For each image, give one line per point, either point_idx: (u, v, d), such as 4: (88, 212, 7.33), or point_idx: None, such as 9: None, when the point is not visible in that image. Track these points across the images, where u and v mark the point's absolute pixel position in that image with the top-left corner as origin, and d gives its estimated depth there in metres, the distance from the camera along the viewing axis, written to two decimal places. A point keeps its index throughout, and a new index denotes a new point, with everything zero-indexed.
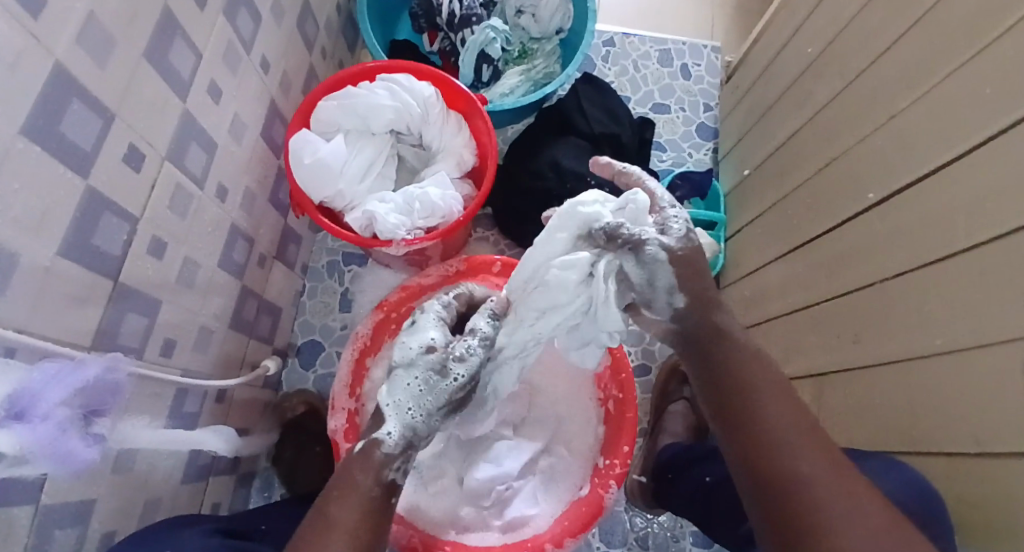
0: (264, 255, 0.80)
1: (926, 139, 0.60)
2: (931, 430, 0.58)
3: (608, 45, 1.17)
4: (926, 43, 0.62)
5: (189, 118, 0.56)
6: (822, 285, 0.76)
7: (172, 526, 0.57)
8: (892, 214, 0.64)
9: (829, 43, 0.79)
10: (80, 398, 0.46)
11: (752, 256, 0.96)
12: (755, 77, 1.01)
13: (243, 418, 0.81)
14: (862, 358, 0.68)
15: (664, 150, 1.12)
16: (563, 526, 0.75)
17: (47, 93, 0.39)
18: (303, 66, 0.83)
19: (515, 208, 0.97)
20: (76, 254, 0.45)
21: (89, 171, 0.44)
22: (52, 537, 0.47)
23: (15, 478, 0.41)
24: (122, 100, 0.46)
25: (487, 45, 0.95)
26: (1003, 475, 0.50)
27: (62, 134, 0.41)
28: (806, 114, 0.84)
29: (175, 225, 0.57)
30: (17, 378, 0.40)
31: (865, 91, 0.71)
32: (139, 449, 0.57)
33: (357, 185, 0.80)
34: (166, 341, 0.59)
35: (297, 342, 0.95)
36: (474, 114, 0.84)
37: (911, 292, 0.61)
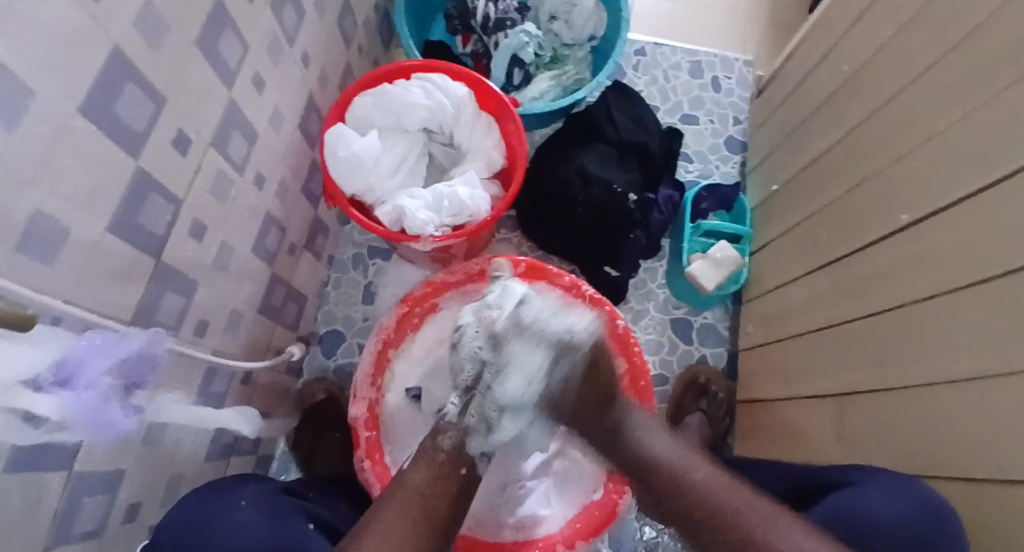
0: (294, 245, 0.82)
1: (959, 161, 0.60)
2: (955, 453, 0.58)
3: (640, 54, 1.17)
4: (967, 65, 0.61)
5: (233, 107, 0.58)
6: (846, 303, 0.76)
7: (242, 479, 0.62)
8: (922, 237, 0.64)
9: (865, 62, 0.79)
10: (121, 370, 0.47)
11: (775, 272, 0.96)
12: (789, 92, 1.01)
13: (265, 402, 0.83)
14: (884, 379, 0.68)
15: (691, 161, 1.13)
16: (577, 528, 0.77)
17: (104, 74, 0.40)
18: (341, 63, 0.85)
19: (541, 211, 0.98)
20: (122, 231, 0.46)
21: (139, 152, 0.46)
22: (82, 504, 0.49)
23: (55, 442, 0.43)
24: (172, 85, 0.48)
25: (520, 49, 0.97)
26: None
27: (116, 115, 0.43)
28: (838, 132, 0.83)
29: (214, 209, 0.59)
30: (63, 346, 0.42)
31: (901, 113, 0.70)
32: (168, 425, 0.59)
33: (388, 180, 0.82)
34: (199, 321, 0.61)
35: (320, 331, 0.97)
36: (505, 116, 0.85)
37: (938, 315, 0.61)
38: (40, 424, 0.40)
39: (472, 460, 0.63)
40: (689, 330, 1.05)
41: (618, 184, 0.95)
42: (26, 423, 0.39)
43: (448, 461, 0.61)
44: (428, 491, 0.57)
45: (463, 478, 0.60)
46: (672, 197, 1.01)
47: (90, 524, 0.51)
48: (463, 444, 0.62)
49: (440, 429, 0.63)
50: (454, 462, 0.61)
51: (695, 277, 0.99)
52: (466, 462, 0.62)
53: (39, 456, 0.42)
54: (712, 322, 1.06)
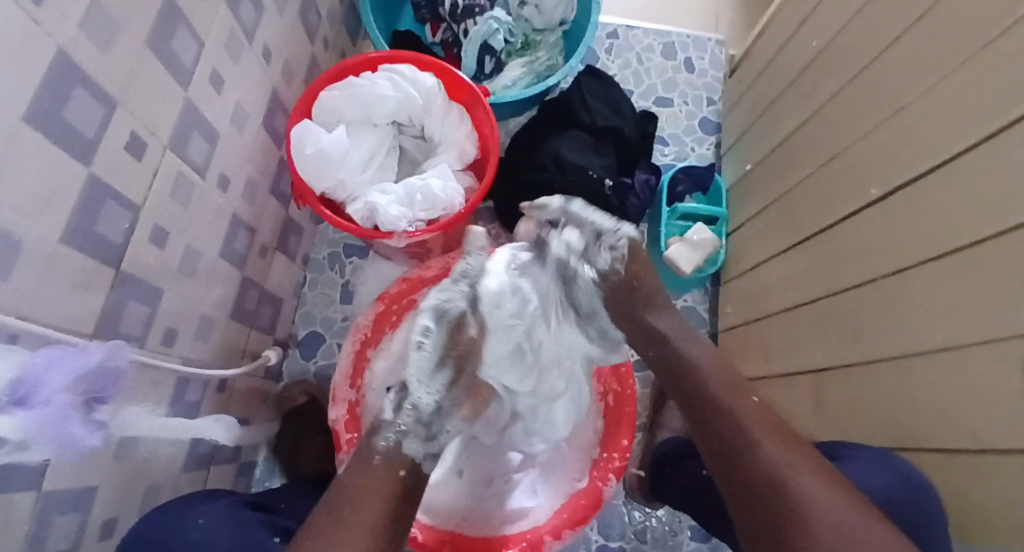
0: (266, 246, 0.81)
1: (928, 133, 0.60)
2: (929, 423, 0.58)
3: (611, 37, 1.16)
4: (933, 34, 0.61)
5: (192, 107, 0.56)
6: (823, 279, 0.76)
7: (205, 496, 0.61)
8: (894, 210, 0.64)
9: (833, 37, 0.79)
10: (82, 384, 0.46)
11: (751, 251, 0.96)
12: (759, 70, 1.01)
13: (244, 407, 0.82)
14: (860, 353, 0.68)
15: (666, 144, 1.12)
16: (563, 517, 0.76)
17: (51, 79, 0.39)
18: (305, 57, 0.83)
19: (517, 201, 0.97)
20: (78, 241, 0.45)
21: (91, 158, 0.44)
22: (52, 524, 0.47)
23: (15, 463, 0.41)
24: (124, 87, 0.46)
25: (491, 36, 0.96)
26: (1002, 474, 0.50)
27: (65, 121, 0.41)
28: (809, 107, 0.83)
29: (177, 214, 0.57)
30: (19, 363, 0.40)
31: (870, 86, 0.70)
32: (139, 438, 0.57)
33: (358, 176, 0.80)
34: (167, 329, 0.60)
35: (298, 333, 0.96)
36: (476, 105, 0.84)
37: (911, 288, 0.61)
38: None
39: (415, 461, 0.57)
40: None
41: (594, 169, 0.94)
42: None
43: (386, 467, 0.56)
44: (369, 493, 0.54)
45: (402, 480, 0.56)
46: (649, 180, 1.00)
47: (62, 544, 0.50)
48: (401, 445, 0.57)
49: (380, 430, 0.58)
50: (393, 465, 0.56)
51: (674, 261, 0.99)
52: (405, 463, 0.57)
53: (1, 478, 0.40)
54: (693, 304, 1.06)
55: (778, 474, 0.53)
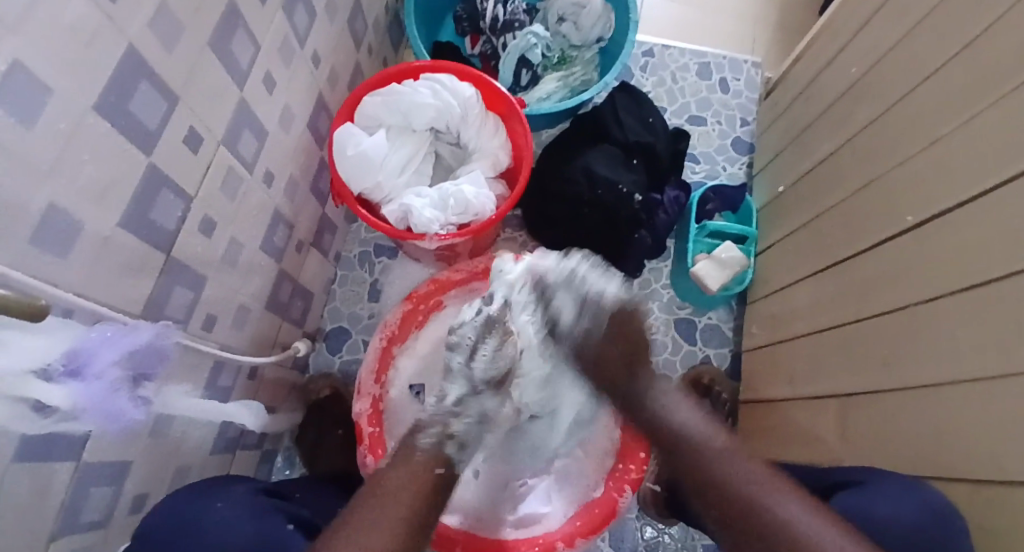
0: (302, 241, 0.83)
1: (966, 168, 0.60)
2: (958, 456, 0.57)
3: (648, 55, 1.18)
4: (974, 69, 0.61)
5: (245, 106, 0.59)
6: (851, 308, 0.76)
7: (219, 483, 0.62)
8: (929, 240, 0.64)
9: (872, 66, 0.79)
10: (130, 361, 0.49)
11: (779, 274, 0.96)
12: (797, 93, 1.01)
13: (272, 396, 0.84)
14: (887, 383, 0.68)
15: (697, 162, 1.13)
16: (576, 524, 0.75)
17: (119, 72, 0.41)
18: (350, 62, 0.86)
19: (546, 209, 0.99)
20: (135, 227, 0.47)
21: (152, 149, 0.47)
22: (90, 495, 0.50)
23: (64, 432, 0.44)
24: (185, 85, 0.49)
25: (528, 50, 0.98)
26: None
27: (130, 112, 0.43)
28: (846, 133, 0.83)
29: (225, 206, 0.60)
30: (74, 337, 0.43)
31: (909, 115, 0.70)
32: (175, 417, 0.60)
33: (394, 178, 0.82)
34: (207, 316, 0.62)
35: (326, 328, 0.98)
36: (512, 116, 0.86)
37: (941, 319, 0.61)
38: (48, 414, 0.41)
39: (450, 462, 0.63)
40: (693, 331, 1.06)
41: (625, 184, 0.95)
42: (34, 413, 0.40)
43: (424, 461, 0.61)
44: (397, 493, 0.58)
45: (438, 478, 0.61)
46: (678, 198, 1.01)
47: (96, 515, 0.52)
48: (443, 443, 0.63)
49: (421, 428, 0.65)
50: (431, 463, 0.62)
51: (700, 278, 0.98)
52: (444, 463, 0.62)
53: (47, 446, 0.43)
54: (717, 323, 1.06)
55: (759, 494, 0.58)
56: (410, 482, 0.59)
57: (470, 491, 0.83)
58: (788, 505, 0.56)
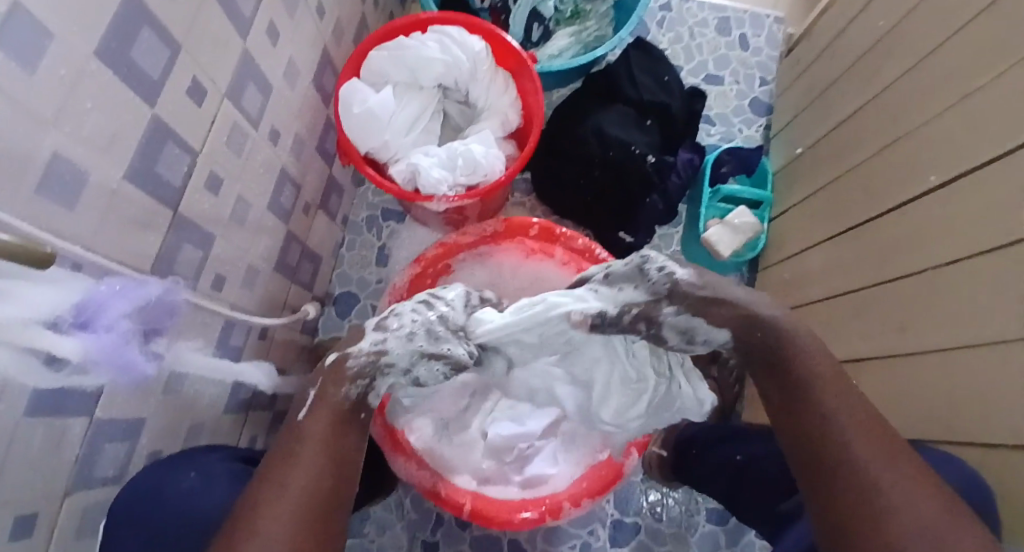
0: (309, 203, 0.82)
1: (997, 121, 0.58)
2: (973, 419, 0.57)
3: (665, 9, 1.14)
4: (1009, 16, 0.58)
5: (249, 58, 0.57)
6: (868, 270, 0.74)
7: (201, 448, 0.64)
8: (954, 198, 0.62)
9: (901, 18, 0.76)
10: (138, 315, 0.48)
11: (795, 238, 0.94)
12: (820, 50, 0.97)
13: (282, 358, 0.84)
14: (903, 346, 0.67)
15: (713, 124, 1.10)
16: (583, 486, 0.78)
17: (121, 16, 0.40)
18: (357, 16, 0.83)
19: (556, 171, 0.97)
20: (141, 180, 0.46)
21: (156, 100, 0.46)
22: (103, 449, 0.50)
23: (74, 385, 0.44)
24: (188, 33, 0.47)
25: (540, 3, 0.96)
26: None
27: (132, 60, 0.42)
28: (870, 90, 0.80)
29: (231, 162, 0.59)
30: (83, 289, 0.42)
31: (938, 68, 0.67)
32: (187, 375, 0.60)
33: (402, 137, 0.81)
34: (216, 275, 0.62)
35: (335, 291, 0.98)
36: (523, 72, 0.84)
37: (962, 279, 0.59)
38: (59, 367, 0.41)
39: (369, 406, 0.59)
40: None
41: (637, 145, 0.93)
42: (45, 364, 0.40)
43: (338, 409, 0.56)
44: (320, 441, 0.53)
45: (362, 424, 0.58)
46: (692, 160, 0.98)
47: (111, 470, 0.53)
48: (368, 392, 0.58)
49: (348, 375, 0.57)
50: (356, 409, 0.57)
51: (711, 244, 0.98)
52: (366, 407, 0.59)
53: (58, 399, 0.42)
54: None
55: (853, 448, 0.48)
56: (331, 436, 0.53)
57: (476, 454, 0.83)
58: (888, 467, 0.47)
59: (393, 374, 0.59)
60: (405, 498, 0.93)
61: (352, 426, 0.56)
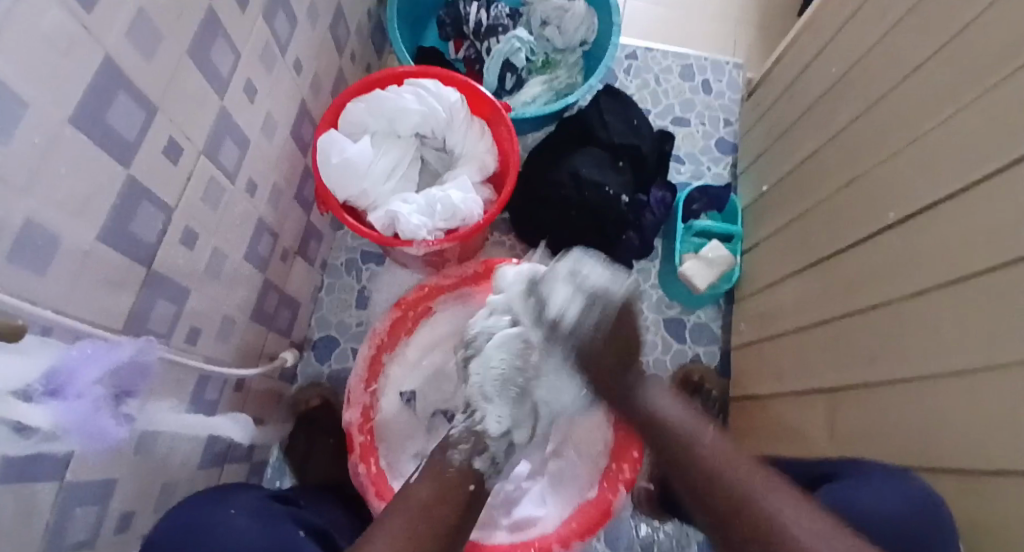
0: (287, 250, 0.82)
1: (947, 164, 0.61)
2: (945, 450, 0.58)
3: (631, 58, 1.18)
4: (951, 68, 0.62)
5: (226, 115, 0.58)
6: (838, 305, 0.76)
7: (226, 489, 0.62)
8: (913, 234, 0.65)
9: (853, 65, 0.80)
10: (112, 377, 0.48)
11: (766, 272, 0.97)
12: (778, 93, 1.02)
13: (260, 407, 0.83)
14: (875, 379, 0.68)
15: (683, 163, 1.13)
16: (572, 527, 0.76)
17: (97, 82, 0.40)
18: (333, 69, 0.85)
19: (532, 212, 0.98)
20: (114, 240, 0.46)
21: (130, 160, 0.46)
22: (74, 514, 0.49)
23: (44, 453, 0.43)
24: (164, 95, 0.48)
25: (512, 54, 0.98)
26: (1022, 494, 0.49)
27: (107, 124, 0.42)
28: (827, 132, 0.84)
29: (207, 216, 0.59)
30: (54, 355, 0.41)
31: (889, 113, 0.71)
32: (160, 432, 0.59)
33: (381, 185, 0.82)
34: (191, 328, 0.61)
35: (314, 337, 0.97)
36: (497, 120, 0.86)
37: (926, 314, 0.61)
38: (30, 435, 0.40)
39: (480, 476, 0.63)
40: (683, 329, 1.06)
41: (611, 186, 0.95)
42: (16, 433, 0.39)
43: (458, 477, 0.62)
44: (437, 500, 0.58)
45: (471, 494, 0.61)
46: (664, 199, 1.01)
47: (82, 534, 0.51)
48: (471, 460, 0.64)
49: (451, 445, 0.65)
50: (462, 479, 0.62)
51: (689, 278, 0.99)
52: (474, 479, 0.62)
53: (29, 467, 0.42)
54: (706, 322, 1.07)
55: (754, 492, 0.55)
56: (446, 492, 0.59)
57: None
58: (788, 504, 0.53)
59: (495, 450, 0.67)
60: None
61: (455, 493, 0.60)
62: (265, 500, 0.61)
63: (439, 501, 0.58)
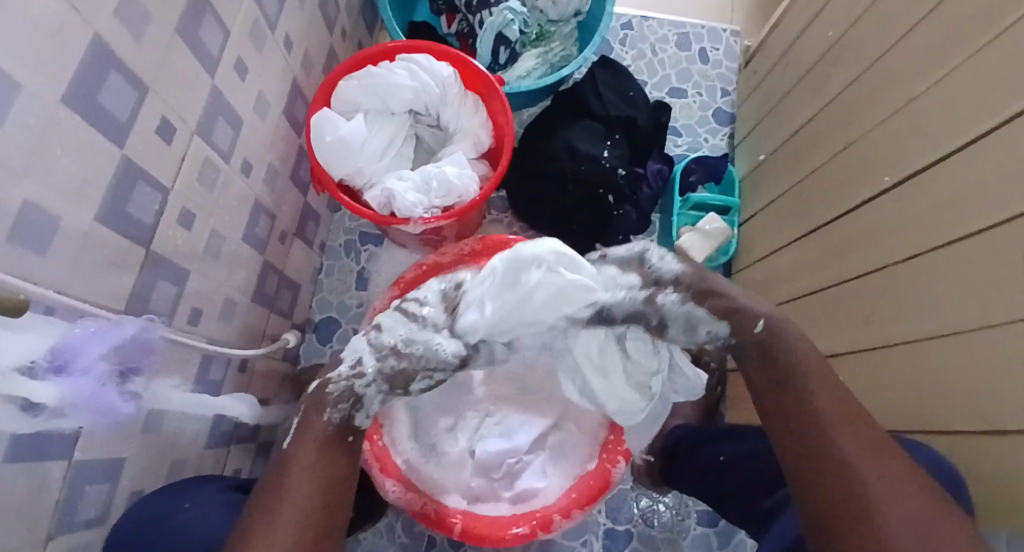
0: (285, 232, 0.83)
1: (941, 123, 0.60)
2: (941, 408, 0.59)
3: (626, 28, 1.17)
4: (943, 27, 0.62)
5: (217, 94, 0.58)
6: (834, 270, 0.77)
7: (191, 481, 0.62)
8: (907, 197, 0.65)
9: (848, 28, 0.79)
10: (116, 355, 0.48)
11: (763, 241, 0.97)
12: (774, 60, 1.01)
13: (264, 388, 0.84)
14: (870, 341, 0.69)
15: (679, 135, 1.13)
16: (572, 497, 0.78)
17: (88, 64, 0.40)
18: (325, 47, 0.85)
19: (528, 187, 0.98)
20: (113, 221, 0.47)
21: (125, 141, 0.46)
22: (84, 493, 0.50)
23: (53, 431, 0.43)
24: (155, 74, 0.48)
25: (505, 26, 0.95)
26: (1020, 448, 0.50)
27: (101, 104, 0.43)
28: (823, 97, 0.84)
29: (204, 197, 0.59)
30: (58, 334, 0.42)
31: (883, 75, 0.71)
32: (166, 413, 0.60)
33: (375, 163, 0.82)
34: (193, 310, 0.62)
35: (315, 318, 0.98)
36: (491, 94, 0.85)
37: (918, 276, 0.62)
38: (37, 413, 0.41)
39: (361, 429, 0.60)
40: None
41: (607, 160, 0.95)
42: (24, 411, 0.40)
43: (331, 433, 0.58)
44: (319, 465, 0.56)
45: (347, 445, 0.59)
46: (661, 171, 1.01)
47: (93, 512, 0.52)
48: (351, 416, 0.60)
49: (325, 402, 0.59)
50: (341, 432, 0.59)
51: (686, 251, 0.99)
52: (354, 431, 0.60)
53: (37, 445, 0.42)
54: None
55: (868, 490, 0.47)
56: (319, 451, 0.57)
57: (466, 471, 0.83)
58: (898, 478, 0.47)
59: (373, 395, 0.61)
60: (395, 522, 0.92)
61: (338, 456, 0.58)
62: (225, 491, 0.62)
63: (325, 466, 0.56)
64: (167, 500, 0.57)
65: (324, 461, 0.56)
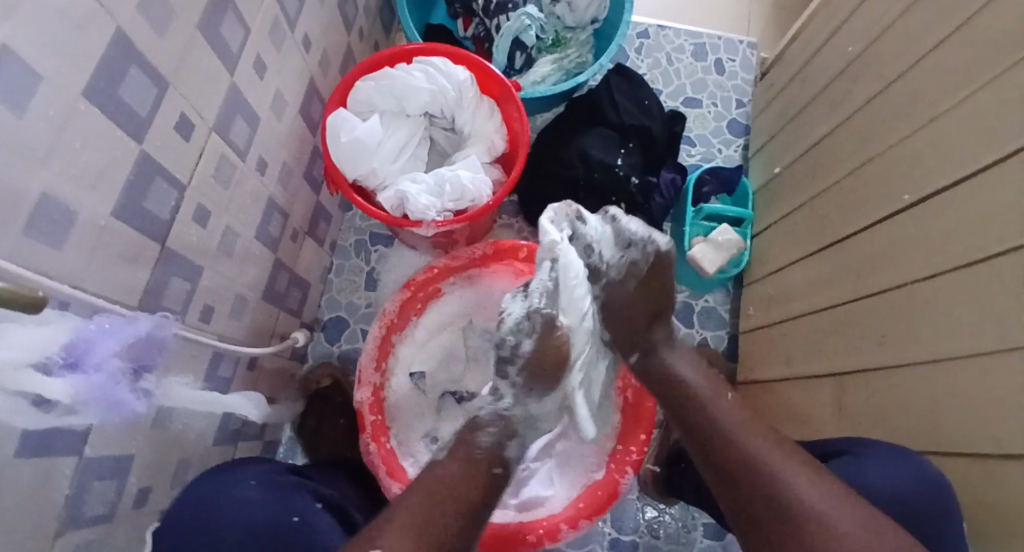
0: (297, 230, 0.83)
1: (964, 142, 0.60)
2: (958, 431, 0.58)
3: (642, 36, 1.16)
4: (971, 45, 0.61)
5: (236, 91, 0.58)
6: (850, 286, 0.76)
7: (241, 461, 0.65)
8: (925, 216, 0.64)
9: (869, 44, 0.78)
10: (130, 351, 0.48)
11: (777, 254, 0.96)
12: (793, 73, 1.00)
13: (272, 386, 0.84)
14: (885, 360, 0.68)
15: (693, 145, 1.12)
16: (580, 507, 0.77)
17: (110, 58, 0.40)
18: (342, 47, 0.85)
19: (540, 193, 0.98)
20: (129, 216, 0.47)
21: (144, 136, 0.46)
22: (92, 487, 0.50)
23: (65, 426, 0.43)
24: (175, 71, 0.48)
25: (522, 32, 0.96)
26: None
27: (121, 98, 0.43)
28: (841, 112, 0.83)
29: (219, 194, 0.59)
30: (72, 328, 0.42)
31: (905, 92, 0.70)
32: (175, 409, 0.60)
33: (389, 164, 0.82)
34: (205, 306, 0.62)
35: (324, 317, 0.98)
36: (507, 99, 0.85)
37: (937, 296, 0.61)
38: (49, 408, 0.41)
39: (507, 461, 0.63)
40: (690, 313, 1.06)
41: (621, 168, 0.95)
42: (35, 406, 0.40)
43: (485, 459, 0.61)
44: (459, 483, 0.57)
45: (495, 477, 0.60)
46: (674, 180, 1.01)
47: (100, 507, 0.52)
48: (504, 443, 0.63)
49: (479, 427, 0.64)
50: (490, 461, 0.61)
51: (698, 261, 0.99)
52: (502, 463, 0.62)
53: (48, 440, 0.42)
54: (714, 306, 1.07)
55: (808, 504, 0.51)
56: (470, 477, 0.58)
57: None
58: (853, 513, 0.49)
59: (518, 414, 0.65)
60: None
61: (479, 476, 0.59)
62: (282, 473, 0.63)
63: (463, 484, 0.57)
64: (220, 489, 0.59)
65: (473, 485, 0.58)
